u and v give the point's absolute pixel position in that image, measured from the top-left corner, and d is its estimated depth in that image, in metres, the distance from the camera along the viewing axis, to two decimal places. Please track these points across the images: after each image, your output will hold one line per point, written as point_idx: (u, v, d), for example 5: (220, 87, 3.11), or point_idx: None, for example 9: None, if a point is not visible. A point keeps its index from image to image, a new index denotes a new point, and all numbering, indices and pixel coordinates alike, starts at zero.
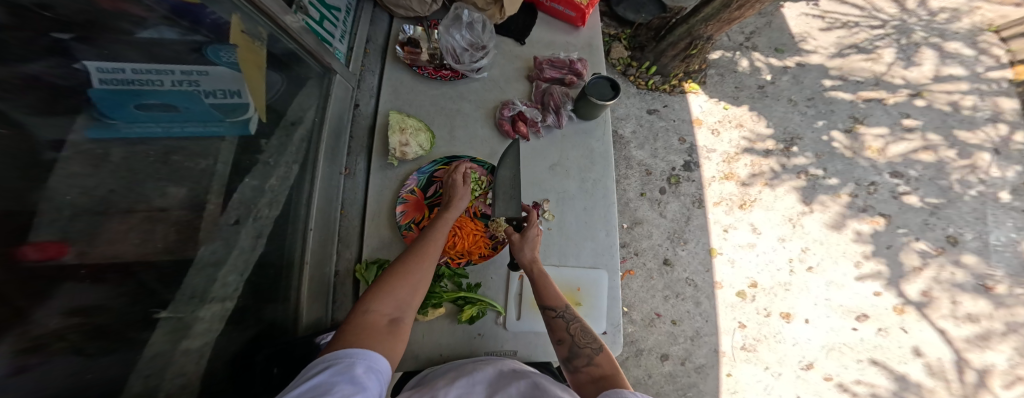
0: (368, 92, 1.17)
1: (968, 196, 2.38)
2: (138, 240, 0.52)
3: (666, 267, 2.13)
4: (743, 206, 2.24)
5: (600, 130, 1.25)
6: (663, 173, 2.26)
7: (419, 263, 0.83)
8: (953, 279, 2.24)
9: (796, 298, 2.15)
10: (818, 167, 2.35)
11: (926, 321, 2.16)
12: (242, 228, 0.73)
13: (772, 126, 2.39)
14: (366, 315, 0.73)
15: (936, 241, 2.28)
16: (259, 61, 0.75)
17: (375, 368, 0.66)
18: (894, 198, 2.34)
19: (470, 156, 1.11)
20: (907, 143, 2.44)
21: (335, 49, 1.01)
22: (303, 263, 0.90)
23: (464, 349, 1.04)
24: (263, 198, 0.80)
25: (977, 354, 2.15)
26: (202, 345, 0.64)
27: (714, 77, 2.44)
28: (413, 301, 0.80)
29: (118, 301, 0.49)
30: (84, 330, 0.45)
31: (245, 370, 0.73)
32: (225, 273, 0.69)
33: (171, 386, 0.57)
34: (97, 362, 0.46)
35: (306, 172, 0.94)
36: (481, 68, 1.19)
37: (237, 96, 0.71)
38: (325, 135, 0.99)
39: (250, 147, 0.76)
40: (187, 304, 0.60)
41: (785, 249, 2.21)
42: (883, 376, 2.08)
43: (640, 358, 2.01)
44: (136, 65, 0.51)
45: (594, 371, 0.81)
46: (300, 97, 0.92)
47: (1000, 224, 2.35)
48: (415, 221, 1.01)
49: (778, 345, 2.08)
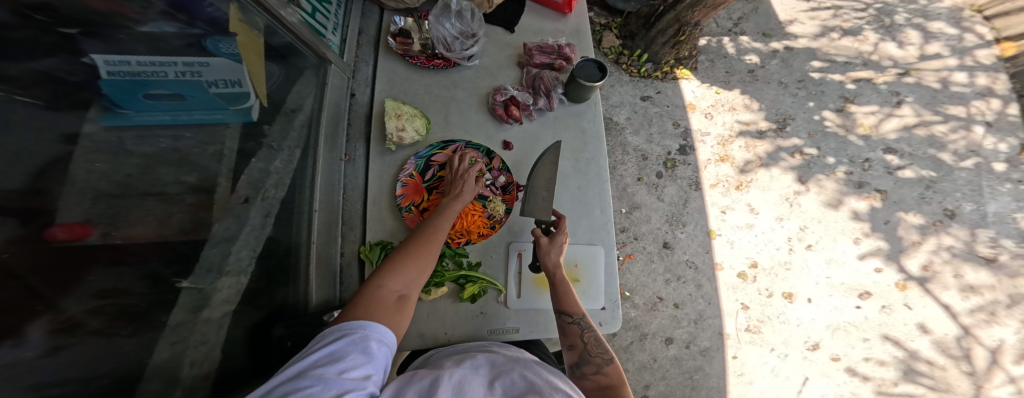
0: (363, 82, 1.20)
1: (963, 168, 2.40)
2: (156, 221, 0.56)
3: (666, 250, 2.16)
4: (739, 187, 2.27)
5: (591, 113, 1.29)
6: (659, 158, 2.29)
7: (428, 249, 0.87)
8: (953, 252, 2.26)
9: (796, 278, 2.17)
10: (811, 146, 2.38)
11: (929, 297, 2.18)
12: (251, 207, 0.78)
13: (764, 109, 2.42)
14: (376, 292, 0.76)
15: (932, 215, 2.30)
16: (259, 52, 0.80)
17: (384, 341, 0.70)
18: (889, 174, 2.36)
19: (465, 140, 1.15)
20: (899, 120, 2.47)
21: (328, 41, 1.05)
22: (310, 243, 0.93)
23: (467, 326, 1.07)
24: (270, 179, 0.84)
25: (984, 330, 2.16)
26: (221, 315, 0.70)
27: (704, 63, 2.48)
28: (421, 281, 0.84)
29: (140, 285, 0.53)
30: (110, 313, 0.49)
31: (261, 343, 0.81)
32: (239, 247, 0.73)
33: (195, 352, 0.63)
34: (120, 345, 0.50)
35: (308, 155, 0.97)
36: (472, 55, 1.23)
37: (238, 86, 0.75)
38: (325, 121, 1.03)
39: (253, 133, 0.80)
40: (207, 276, 0.65)
41: (783, 228, 2.24)
42: (890, 353, 2.10)
43: (644, 342, 2.03)
44: (141, 57, 0.54)
45: (601, 380, 0.86)
46: (298, 86, 0.96)
47: (996, 196, 2.37)
48: (414, 203, 1.05)
49: (782, 326, 2.10)
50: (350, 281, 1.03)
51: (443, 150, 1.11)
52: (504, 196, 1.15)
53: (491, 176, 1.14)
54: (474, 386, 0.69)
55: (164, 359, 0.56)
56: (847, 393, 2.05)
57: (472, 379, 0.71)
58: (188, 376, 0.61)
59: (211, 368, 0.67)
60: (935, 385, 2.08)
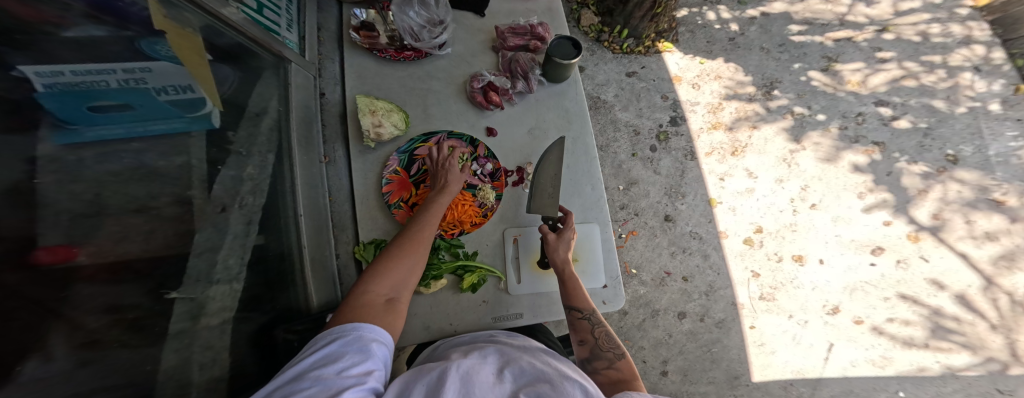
0: (331, 81, 1.20)
1: (959, 113, 2.35)
2: (141, 238, 0.56)
3: (667, 224, 2.14)
4: (735, 153, 2.25)
5: (572, 91, 1.28)
6: (651, 131, 2.27)
7: (412, 252, 0.85)
8: (961, 198, 2.21)
9: (804, 239, 2.14)
10: (802, 105, 2.35)
11: (944, 247, 2.15)
12: (231, 215, 0.76)
13: (750, 74, 2.39)
14: (364, 295, 0.76)
15: (935, 162, 2.26)
16: (199, 48, 0.72)
17: (380, 340, 0.69)
18: (884, 125, 2.33)
19: (446, 130, 1.14)
20: (886, 72, 2.43)
21: (283, 39, 1.04)
22: (300, 247, 0.94)
23: (470, 315, 1.07)
24: (245, 186, 0.82)
25: (1005, 276, 2.12)
26: (221, 322, 0.70)
27: (685, 35, 2.45)
28: (411, 281, 0.83)
29: (147, 298, 0.55)
30: (125, 325, 0.51)
31: (267, 344, 0.81)
32: (226, 255, 0.73)
33: (201, 358, 0.64)
34: (141, 351, 0.53)
35: (283, 159, 0.97)
36: (443, 43, 1.22)
37: (190, 91, 0.72)
38: (295, 123, 1.03)
39: (219, 141, 0.77)
40: (197, 285, 0.65)
41: (784, 190, 2.21)
42: (913, 312, 2.05)
43: (657, 319, 2.02)
44: (73, 66, 0.51)
45: (612, 374, 0.83)
46: (258, 88, 0.93)
47: (998, 136, 2.32)
48: (403, 199, 1.05)
49: (796, 291, 2.07)
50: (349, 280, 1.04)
51: (424, 143, 1.10)
52: (494, 183, 1.13)
53: (478, 165, 1.13)
54: (484, 372, 0.65)
55: (173, 364, 0.57)
56: (878, 357, 2.00)
57: (480, 367, 0.67)
58: (200, 381, 0.62)
59: (223, 372, 0.68)
60: (966, 341, 2.02)
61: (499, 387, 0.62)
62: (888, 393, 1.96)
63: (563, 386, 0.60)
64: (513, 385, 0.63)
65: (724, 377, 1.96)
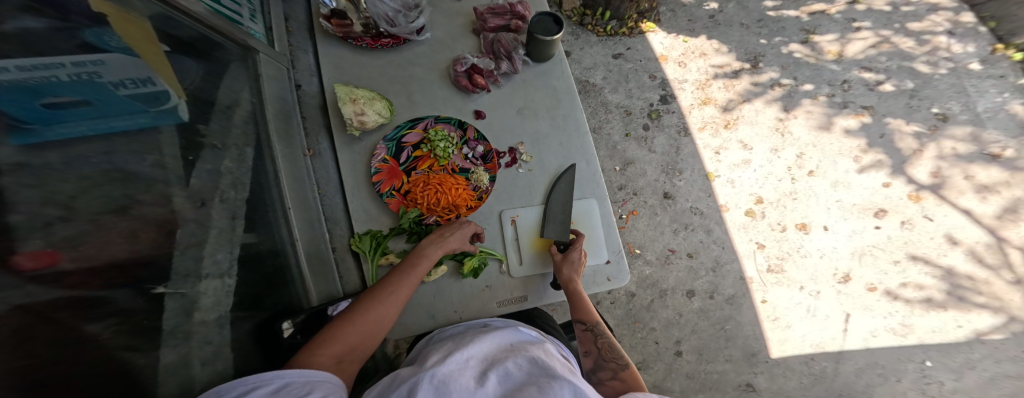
0: (306, 71, 1.19)
1: (941, 74, 2.32)
2: (126, 239, 0.54)
3: (667, 201, 2.11)
4: (727, 126, 2.23)
5: (557, 69, 1.27)
6: (642, 110, 2.25)
7: (378, 321, 0.76)
8: (958, 154, 2.18)
9: (806, 206, 2.12)
10: (787, 77, 2.32)
11: (947, 204, 2.10)
12: (212, 209, 0.74)
13: (732, 51, 2.37)
14: (312, 360, 0.66)
15: (926, 122, 2.23)
16: (151, 41, 0.70)
17: (315, 380, 0.60)
18: (871, 90, 2.30)
19: (433, 115, 1.13)
20: (863, 40, 2.40)
21: (248, 29, 1.00)
22: (294, 242, 0.94)
23: (475, 303, 1.05)
24: (223, 180, 0.79)
25: (1013, 230, 2.08)
26: (218, 318, 0.69)
27: (667, 14, 2.44)
28: (371, 344, 0.75)
29: (144, 300, 0.55)
30: (121, 328, 0.51)
31: (269, 339, 0.80)
32: (212, 249, 0.71)
33: (202, 353, 0.63)
34: (138, 351, 0.52)
35: (264, 152, 0.94)
36: (421, 28, 1.21)
37: (151, 84, 0.68)
38: (271, 114, 1.00)
39: (192, 136, 0.74)
40: (186, 281, 0.63)
41: (780, 159, 2.18)
42: (925, 275, 2.01)
43: (665, 299, 1.99)
44: (18, 62, 0.45)
45: (617, 386, 0.87)
46: (227, 80, 0.89)
47: (983, 93, 2.28)
48: (394, 188, 1.03)
49: (804, 260, 2.04)
50: (349, 274, 1.03)
51: (411, 129, 1.09)
52: (486, 165, 1.11)
53: (469, 148, 1.11)
54: (465, 378, 0.65)
55: (172, 361, 0.57)
56: (897, 324, 1.95)
57: (460, 372, 0.66)
58: (202, 377, 0.62)
59: (226, 367, 0.68)
60: (986, 302, 1.99)
61: (480, 390, 0.62)
62: (915, 364, 1.91)
63: (551, 386, 0.60)
64: (496, 388, 0.63)
65: (742, 354, 1.90)
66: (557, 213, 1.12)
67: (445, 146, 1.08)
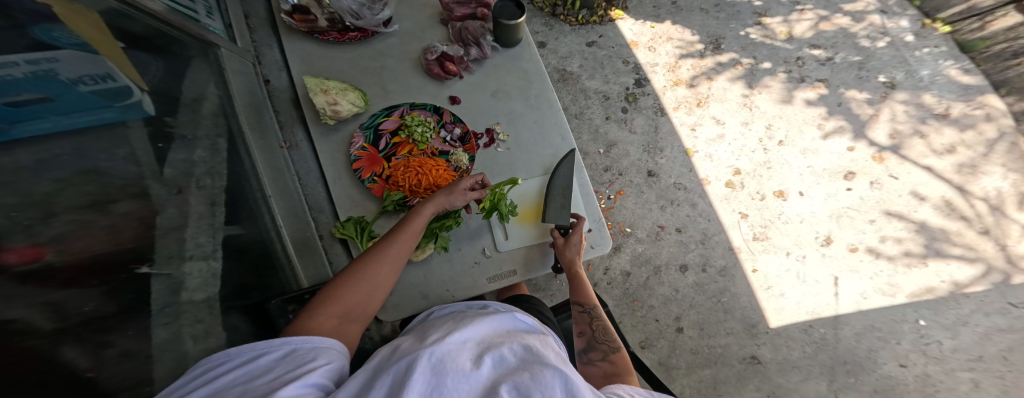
0: (274, 66, 1.22)
1: (880, 48, 2.38)
2: (106, 231, 0.55)
3: (652, 179, 2.17)
4: (700, 104, 2.31)
5: (526, 53, 1.32)
6: (620, 95, 2.32)
7: (372, 279, 0.77)
8: (907, 117, 2.23)
9: (781, 174, 2.16)
10: (747, 57, 2.41)
11: (908, 163, 2.15)
12: (190, 196, 0.74)
13: (696, 33, 2.47)
14: (311, 323, 0.67)
15: (875, 90, 2.29)
16: (102, 35, 0.67)
17: (321, 346, 0.61)
18: (824, 65, 2.37)
19: (408, 102, 1.16)
20: (807, 21, 2.48)
21: (206, 25, 1.03)
22: (277, 228, 0.97)
23: (465, 278, 1.07)
24: (199, 169, 0.79)
25: (974, 183, 2.10)
26: (207, 297, 0.70)
27: (634, 1, 2.55)
28: (369, 307, 0.77)
29: (134, 283, 0.57)
30: (111, 310, 0.52)
31: (264, 318, 0.84)
32: (194, 233, 0.71)
33: (193, 330, 0.65)
34: (129, 330, 0.54)
35: (237, 143, 0.95)
36: (388, 20, 1.25)
37: (113, 80, 0.66)
38: (239, 108, 1.01)
39: (160, 128, 0.73)
40: (170, 263, 0.64)
41: (751, 132, 2.25)
42: (902, 229, 2.05)
43: (660, 275, 2.01)
44: None
45: (607, 367, 0.88)
46: (191, 74, 0.89)
47: (922, 62, 2.33)
48: (376, 174, 1.06)
49: (786, 226, 2.08)
50: (338, 258, 1.07)
51: (388, 116, 1.12)
52: (465, 146, 1.14)
53: (447, 131, 1.14)
54: (461, 358, 0.57)
55: (165, 338, 0.59)
56: (885, 285, 1.96)
57: (458, 352, 0.58)
58: (194, 352, 0.64)
59: (218, 343, 0.70)
60: (962, 253, 1.99)
61: (475, 373, 0.55)
62: (909, 324, 1.89)
63: (540, 373, 0.54)
64: (491, 372, 0.56)
65: (741, 326, 1.92)
66: (555, 187, 1.15)
67: (423, 131, 1.12)
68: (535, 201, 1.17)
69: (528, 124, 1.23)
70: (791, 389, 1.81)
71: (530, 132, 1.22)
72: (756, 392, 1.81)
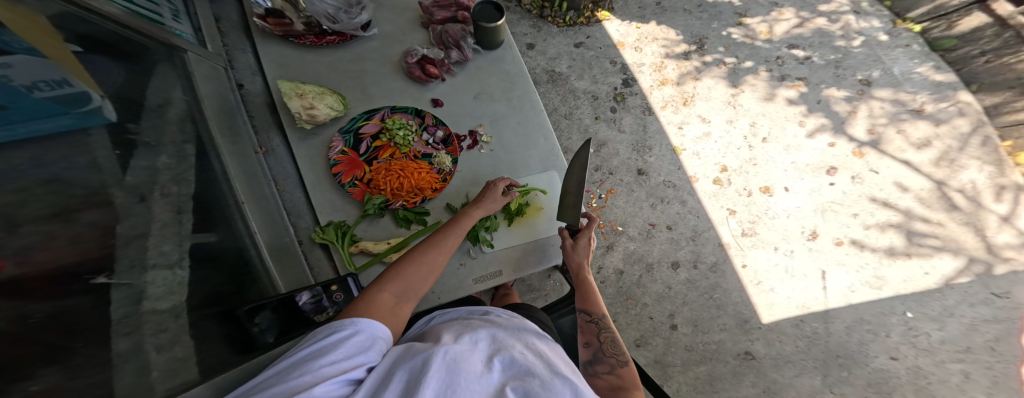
0: (246, 71, 1.21)
1: (856, 46, 2.46)
2: (69, 239, 0.53)
3: (642, 177, 2.19)
4: (686, 103, 2.35)
5: (509, 55, 1.32)
6: (608, 95, 2.35)
7: (427, 264, 0.81)
8: (885, 112, 2.30)
9: (767, 170, 2.20)
10: (730, 56, 2.46)
11: (887, 158, 2.21)
12: (153, 204, 0.71)
13: (679, 33, 2.52)
14: (373, 297, 0.72)
15: (853, 87, 2.36)
16: (52, 41, 0.64)
17: (377, 336, 0.64)
18: (802, 63, 2.43)
19: (389, 106, 1.17)
20: (785, 21, 2.54)
21: (172, 29, 1.01)
22: (251, 234, 0.94)
23: (452, 279, 1.06)
24: (162, 176, 0.77)
25: (949, 175, 2.16)
26: (172, 307, 0.67)
27: (619, 3, 2.59)
28: (422, 290, 0.80)
29: (96, 295, 0.54)
30: (73, 325, 0.50)
31: (235, 326, 0.81)
32: (157, 241, 0.69)
33: (157, 340, 0.62)
34: (89, 346, 0.51)
35: (207, 148, 0.93)
36: (367, 24, 1.27)
37: (68, 85, 0.63)
38: (209, 112, 0.99)
39: (122, 135, 0.71)
40: (131, 272, 0.62)
41: (736, 129, 2.29)
42: (885, 221, 2.09)
43: (653, 273, 2.02)
44: None
45: (613, 381, 0.84)
46: (155, 79, 0.87)
47: (895, 60, 2.41)
48: (356, 177, 1.07)
49: (773, 221, 2.11)
50: (319, 263, 1.06)
51: (368, 120, 1.13)
52: (448, 148, 1.14)
53: (429, 134, 1.14)
54: (474, 360, 0.56)
55: (127, 349, 0.57)
56: (871, 277, 2.00)
57: (470, 353, 0.57)
58: (161, 362, 0.62)
59: (187, 353, 0.68)
60: (942, 245, 2.04)
61: (486, 376, 0.54)
62: (898, 316, 1.92)
63: (550, 381, 0.54)
64: (501, 377, 0.55)
65: (734, 322, 1.93)
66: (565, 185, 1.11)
67: (404, 134, 1.12)
68: (542, 205, 1.17)
69: (512, 126, 1.23)
70: (786, 384, 1.82)
71: (513, 133, 1.22)
72: (753, 388, 1.82)
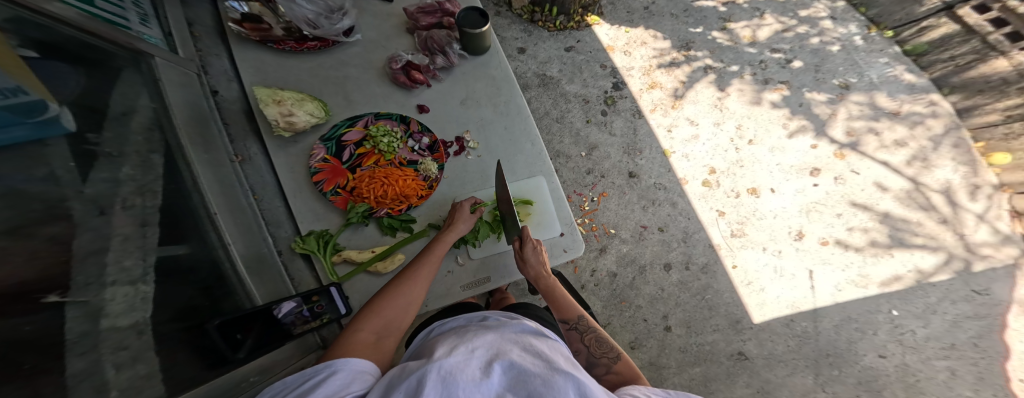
0: (222, 78, 1.18)
1: (834, 50, 2.52)
2: (26, 254, 0.50)
3: (633, 180, 2.20)
4: (675, 106, 2.37)
5: (494, 60, 1.32)
6: (599, 98, 2.36)
7: (402, 298, 0.83)
8: (865, 115, 2.35)
9: (753, 172, 2.23)
10: (715, 60, 2.50)
11: (868, 158, 2.26)
12: (114, 217, 0.68)
13: (667, 37, 2.55)
14: (354, 336, 0.73)
15: (834, 90, 2.41)
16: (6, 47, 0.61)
17: (359, 369, 0.63)
18: (785, 67, 2.48)
19: (373, 112, 1.15)
20: (767, 26, 2.60)
21: (138, 34, 0.98)
22: (224, 245, 0.91)
23: (438, 287, 1.04)
24: (126, 188, 0.73)
25: (927, 175, 2.22)
26: (133, 324, 0.64)
27: (607, 7, 2.61)
28: (403, 322, 0.81)
29: (47, 312, 0.51)
30: (28, 344, 0.47)
31: (206, 340, 0.77)
32: (118, 256, 0.66)
33: (116, 358, 0.59)
34: (44, 366, 0.48)
35: (176, 156, 0.89)
36: (350, 30, 1.25)
37: (24, 94, 0.59)
38: (179, 120, 0.95)
39: (80, 146, 0.68)
40: (87, 289, 0.58)
41: (723, 131, 2.32)
42: (868, 220, 2.13)
43: (645, 275, 2.02)
44: None
45: (614, 379, 0.88)
46: (119, 87, 0.84)
47: (872, 63, 2.47)
48: (338, 186, 1.05)
49: (761, 222, 2.13)
50: (299, 273, 1.04)
51: (352, 127, 1.11)
52: (434, 155, 1.12)
53: (415, 141, 1.13)
54: (472, 368, 0.54)
55: (82, 368, 0.53)
56: (857, 276, 2.03)
57: (466, 362, 0.54)
58: (122, 381, 0.58)
59: (153, 370, 0.65)
60: (923, 243, 2.09)
61: (486, 382, 0.51)
62: (884, 314, 1.95)
63: (552, 379, 0.52)
64: (503, 379, 0.53)
65: (726, 322, 1.94)
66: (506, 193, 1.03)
67: (389, 141, 1.10)
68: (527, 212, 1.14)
69: (499, 132, 1.22)
70: (779, 384, 1.83)
71: (500, 138, 1.21)
72: (746, 388, 1.83)
